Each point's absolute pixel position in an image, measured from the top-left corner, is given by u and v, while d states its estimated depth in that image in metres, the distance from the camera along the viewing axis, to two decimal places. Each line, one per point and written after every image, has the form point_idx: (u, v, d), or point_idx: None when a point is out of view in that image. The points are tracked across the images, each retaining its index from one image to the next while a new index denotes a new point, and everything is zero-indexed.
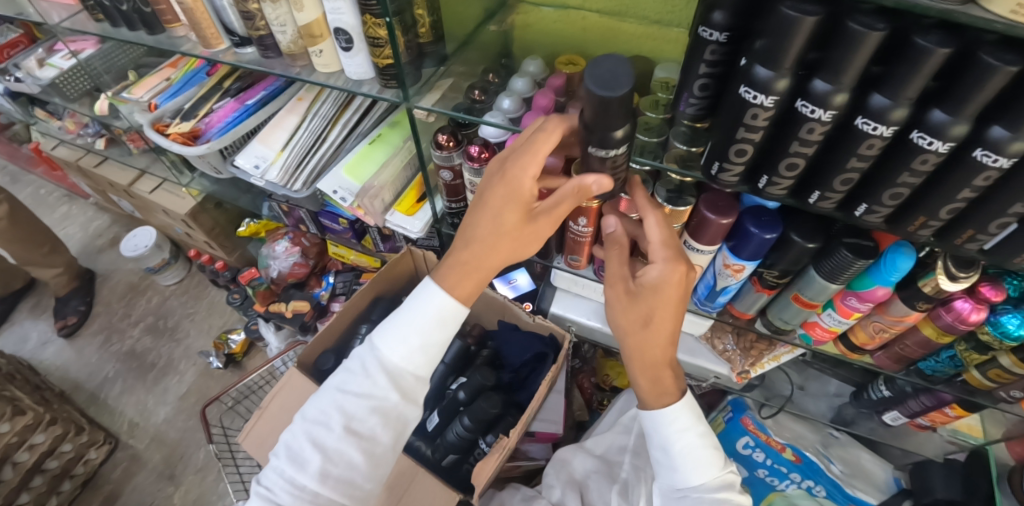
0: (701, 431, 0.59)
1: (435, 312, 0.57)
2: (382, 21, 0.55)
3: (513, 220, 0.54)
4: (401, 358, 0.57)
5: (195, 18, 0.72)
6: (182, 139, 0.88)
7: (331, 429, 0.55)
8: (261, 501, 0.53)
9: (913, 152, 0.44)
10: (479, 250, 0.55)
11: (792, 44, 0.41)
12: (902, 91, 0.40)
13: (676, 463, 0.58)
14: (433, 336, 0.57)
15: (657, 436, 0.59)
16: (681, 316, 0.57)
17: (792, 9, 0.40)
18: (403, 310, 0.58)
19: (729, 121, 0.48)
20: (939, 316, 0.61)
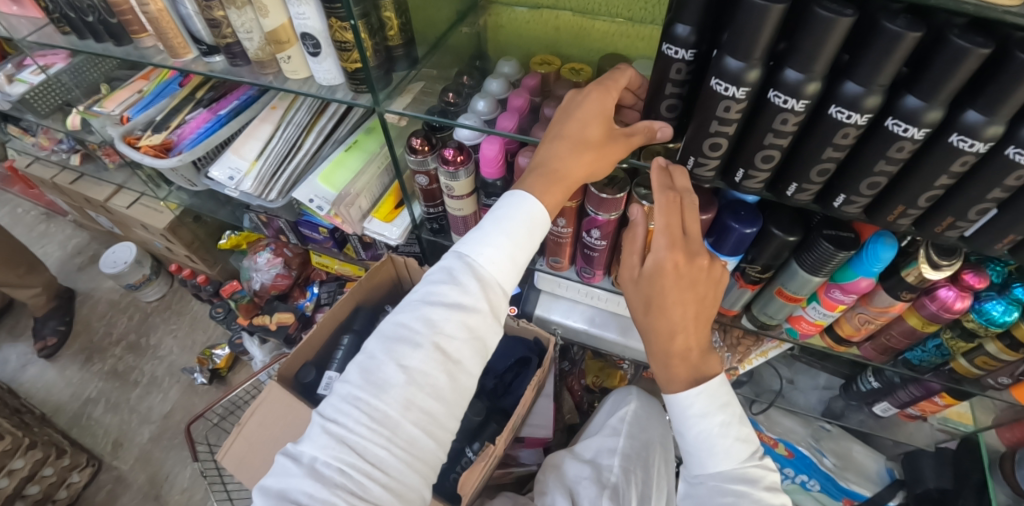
0: (723, 420, 0.53)
1: (525, 217, 0.53)
2: (348, 24, 0.54)
3: (596, 135, 0.54)
4: (491, 265, 0.52)
5: (161, 28, 0.70)
6: (153, 152, 0.86)
7: (417, 346, 0.49)
8: (331, 434, 0.46)
9: (889, 139, 0.43)
10: (564, 155, 0.54)
11: (761, 33, 0.40)
12: (874, 78, 0.40)
13: (693, 450, 0.54)
14: (521, 244, 0.53)
15: (676, 422, 0.55)
16: (694, 304, 0.53)
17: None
18: (486, 224, 0.53)
19: (702, 115, 0.47)
20: (923, 305, 0.61)
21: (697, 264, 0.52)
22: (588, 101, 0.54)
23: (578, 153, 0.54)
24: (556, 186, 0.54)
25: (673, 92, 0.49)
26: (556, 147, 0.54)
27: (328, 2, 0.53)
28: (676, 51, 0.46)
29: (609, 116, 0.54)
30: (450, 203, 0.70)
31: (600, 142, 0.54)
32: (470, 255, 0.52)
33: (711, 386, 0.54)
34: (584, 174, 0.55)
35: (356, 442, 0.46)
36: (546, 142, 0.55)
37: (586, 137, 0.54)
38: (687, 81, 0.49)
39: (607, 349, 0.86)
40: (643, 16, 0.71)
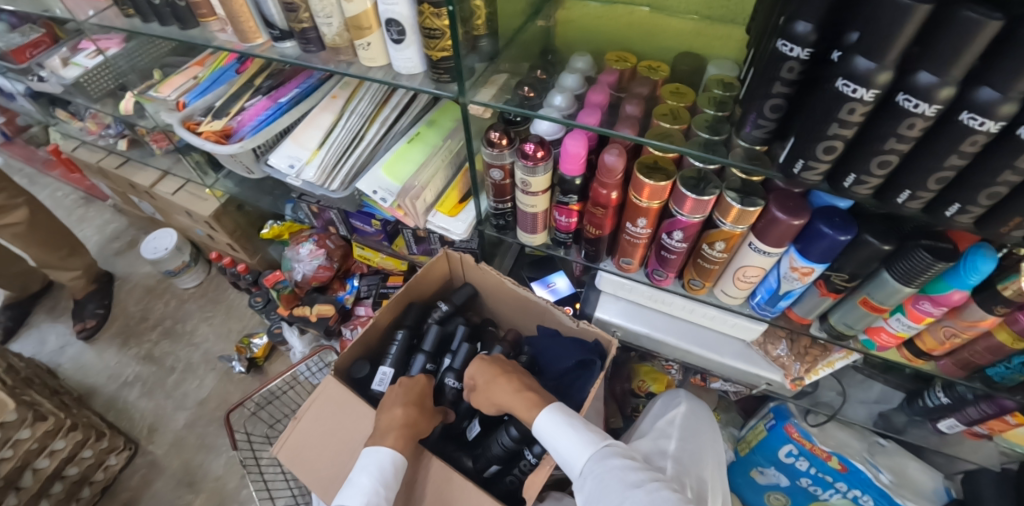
0: (577, 422, 0.65)
1: (382, 461, 0.63)
2: (443, 10, 0.53)
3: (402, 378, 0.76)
4: (365, 503, 0.58)
5: (234, 10, 0.69)
6: (214, 138, 0.85)
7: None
8: None
9: (1020, 148, 0.41)
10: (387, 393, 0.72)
11: (899, 33, 0.38)
12: (1014, 84, 0.38)
13: (565, 451, 0.62)
14: (383, 486, 0.61)
15: (552, 448, 0.64)
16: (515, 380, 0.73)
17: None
18: (348, 484, 0.61)
19: (819, 116, 0.45)
20: (1017, 320, 0.58)
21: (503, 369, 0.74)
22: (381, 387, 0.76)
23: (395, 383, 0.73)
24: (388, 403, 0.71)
25: (783, 93, 0.48)
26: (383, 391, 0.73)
27: None
28: (793, 48, 0.44)
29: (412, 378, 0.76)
30: (523, 199, 0.68)
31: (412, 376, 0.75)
32: (344, 502, 0.58)
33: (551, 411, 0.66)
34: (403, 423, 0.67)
35: None
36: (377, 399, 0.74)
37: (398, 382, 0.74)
38: (802, 82, 0.47)
39: (669, 353, 0.84)
40: (722, 15, 0.72)
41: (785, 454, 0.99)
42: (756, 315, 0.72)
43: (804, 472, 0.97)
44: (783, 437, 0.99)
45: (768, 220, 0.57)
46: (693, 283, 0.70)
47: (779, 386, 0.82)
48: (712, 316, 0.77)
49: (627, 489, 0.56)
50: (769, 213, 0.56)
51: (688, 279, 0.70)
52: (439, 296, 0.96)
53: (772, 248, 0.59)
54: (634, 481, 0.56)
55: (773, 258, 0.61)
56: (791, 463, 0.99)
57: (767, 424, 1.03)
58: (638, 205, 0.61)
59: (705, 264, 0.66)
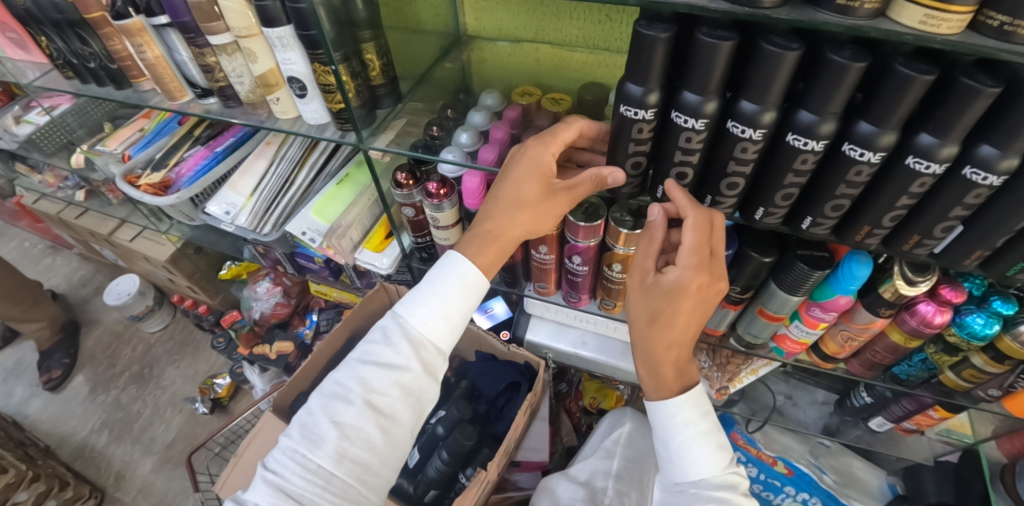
0: (706, 429, 0.55)
1: (458, 279, 0.57)
2: (330, 68, 0.57)
3: (534, 192, 0.55)
4: (423, 324, 0.55)
5: (158, 73, 0.73)
6: (153, 190, 0.88)
7: (351, 402, 0.51)
8: (270, 487, 0.48)
9: (847, 164, 0.44)
10: (502, 220, 0.57)
11: (715, 68, 0.39)
12: (825, 107, 0.40)
13: (681, 451, 0.55)
14: (455, 306, 0.57)
15: (658, 431, 0.57)
16: (696, 319, 0.53)
17: (708, 35, 0.38)
18: (421, 287, 0.57)
19: (666, 145, 0.46)
20: (904, 320, 0.61)
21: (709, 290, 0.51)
22: (520, 161, 0.55)
23: (512, 213, 0.57)
24: (490, 245, 0.58)
25: (641, 150, 0.47)
26: (492, 208, 0.57)
27: (312, 49, 0.55)
28: (636, 112, 0.43)
29: (546, 173, 0.55)
30: (436, 233, 0.72)
31: (540, 198, 0.56)
32: (403, 317, 0.56)
33: (690, 398, 0.56)
34: (523, 232, 0.59)
35: (292, 491, 0.47)
36: (485, 202, 0.59)
37: (522, 196, 0.55)
38: (653, 136, 0.47)
39: (600, 371, 0.88)
40: (618, 47, 0.74)
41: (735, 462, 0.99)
42: None
43: (754, 479, 0.98)
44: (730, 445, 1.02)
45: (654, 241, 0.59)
46: (606, 303, 0.72)
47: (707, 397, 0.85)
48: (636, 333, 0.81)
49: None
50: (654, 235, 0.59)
51: (600, 299, 0.72)
52: None
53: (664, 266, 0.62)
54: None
55: None
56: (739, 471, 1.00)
57: None
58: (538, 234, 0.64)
59: (612, 285, 0.68)
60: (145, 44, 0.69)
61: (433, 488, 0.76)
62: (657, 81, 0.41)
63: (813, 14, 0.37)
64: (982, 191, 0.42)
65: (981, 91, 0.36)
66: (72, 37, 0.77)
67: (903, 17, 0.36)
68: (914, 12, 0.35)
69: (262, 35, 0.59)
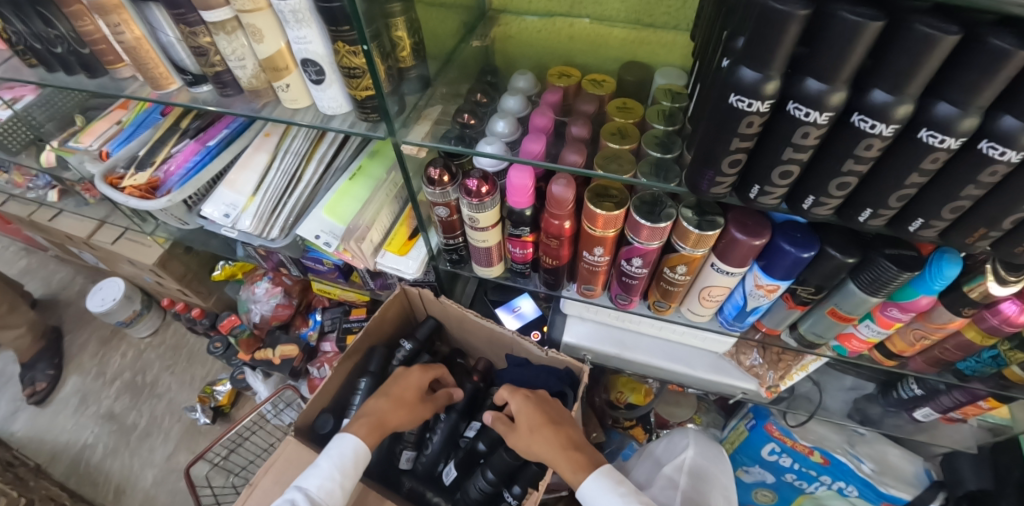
0: (624, 491, 0.58)
1: (355, 452, 0.63)
2: (360, 48, 0.49)
3: (411, 396, 0.72)
4: (326, 492, 0.58)
5: (140, 57, 0.63)
6: (139, 192, 0.78)
7: None
8: None
9: (979, 163, 0.38)
10: (384, 406, 0.70)
11: (852, 52, 0.33)
12: (971, 99, 0.34)
13: None
14: (351, 475, 0.62)
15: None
16: (552, 430, 0.64)
17: (852, 11, 0.32)
18: (317, 462, 0.61)
19: (772, 141, 0.40)
20: (983, 318, 0.57)
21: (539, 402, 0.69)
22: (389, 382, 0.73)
23: (396, 406, 0.70)
24: (372, 427, 0.67)
25: (744, 148, 0.41)
26: (381, 401, 0.70)
27: (334, 25, 0.48)
28: (750, 103, 0.37)
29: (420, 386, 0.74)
30: (473, 235, 0.65)
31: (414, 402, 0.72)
32: (306, 487, 0.58)
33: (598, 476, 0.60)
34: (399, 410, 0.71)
35: None
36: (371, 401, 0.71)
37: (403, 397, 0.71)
38: (760, 134, 0.41)
39: (642, 372, 0.83)
40: (665, 22, 0.67)
41: (768, 452, 1.01)
42: (727, 331, 0.70)
43: (789, 468, 1.01)
44: (764, 436, 1.01)
45: (728, 241, 0.54)
46: (659, 305, 0.67)
47: (755, 395, 0.80)
48: (684, 332, 0.75)
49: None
50: (729, 235, 0.53)
51: (653, 300, 0.67)
52: (401, 334, 0.92)
53: (735, 268, 0.57)
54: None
55: (736, 277, 0.59)
56: (774, 460, 1.02)
57: (748, 425, 1.04)
58: (594, 235, 0.58)
59: (669, 287, 0.63)
60: (123, 24, 0.59)
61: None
62: (779, 68, 0.35)
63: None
64: None
65: None
66: (33, 18, 0.66)
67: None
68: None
69: (270, 9, 0.50)
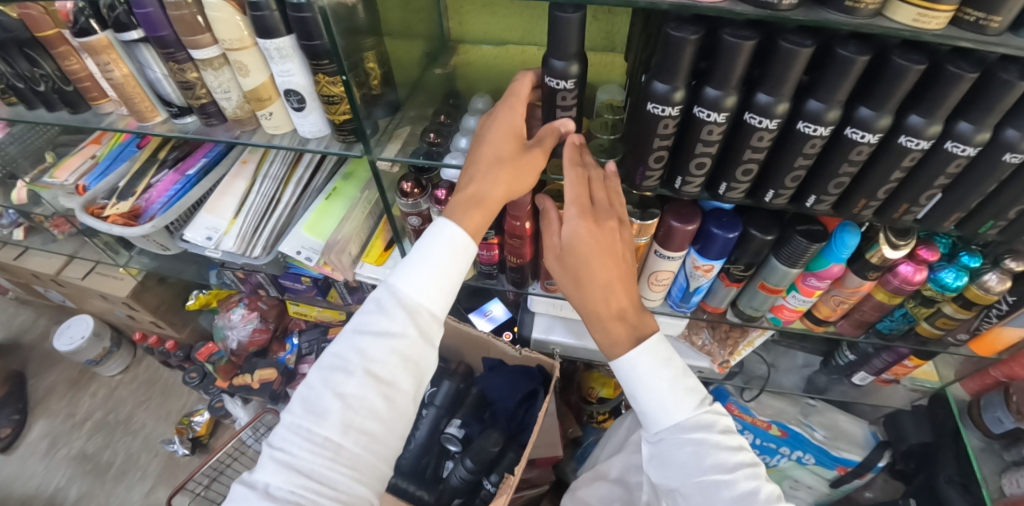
0: (667, 372, 0.55)
1: (447, 246, 0.53)
2: (337, 78, 0.56)
3: (509, 150, 0.55)
4: (414, 291, 0.52)
5: (126, 93, 0.68)
6: (122, 220, 0.82)
7: (351, 373, 0.49)
8: (280, 467, 0.46)
9: (849, 145, 0.48)
10: (479, 177, 0.54)
11: (736, 65, 0.44)
12: (833, 95, 0.45)
13: (644, 406, 0.56)
14: (446, 278, 0.53)
15: (628, 385, 0.57)
16: (618, 269, 0.57)
17: (731, 35, 0.43)
18: (412, 255, 0.53)
19: (686, 138, 0.51)
20: (888, 281, 0.67)
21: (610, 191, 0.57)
22: (484, 144, 0.55)
23: (495, 174, 0.54)
24: (475, 211, 0.54)
25: (665, 145, 0.52)
26: (492, 174, 0.54)
27: (315, 59, 0.55)
28: (663, 108, 0.48)
29: (518, 132, 0.55)
30: None
31: (515, 155, 0.55)
32: (397, 285, 0.52)
33: (649, 346, 0.56)
34: (505, 194, 0.55)
35: (303, 466, 0.46)
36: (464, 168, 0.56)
37: (500, 155, 0.54)
38: (676, 133, 0.52)
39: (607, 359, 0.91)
40: (602, 45, 0.79)
41: (732, 431, 1.06)
42: (677, 312, 0.77)
43: (751, 443, 1.05)
44: (726, 415, 1.06)
45: (666, 229, 0.63)
46: None
47: (710, 372, 0.89)
48: (641, 319, 0.83)
49: (694, 476, 0.53)
50: (666, 223, 0.62)
51: None
52: None
53: (675, 252, 0.65)
54: (701, 475, 0.52)
55: (678, 260, 0.67)
56: (738, 438, 1.07)
57: None
58: None
59: None
60: (112, 62, 0.64)
61: (459, 495, 0.77)
62: (683, 79, 0.46)
63: (823, 14, 0.41)
64: (961, 161, 0.47)
65: (963, 76, 0.42)
66: (17, 59, 0.69)
67: (897, 16, 0.40)
68: (908, 11, 0.39)
69: (255, 47, 0.57)
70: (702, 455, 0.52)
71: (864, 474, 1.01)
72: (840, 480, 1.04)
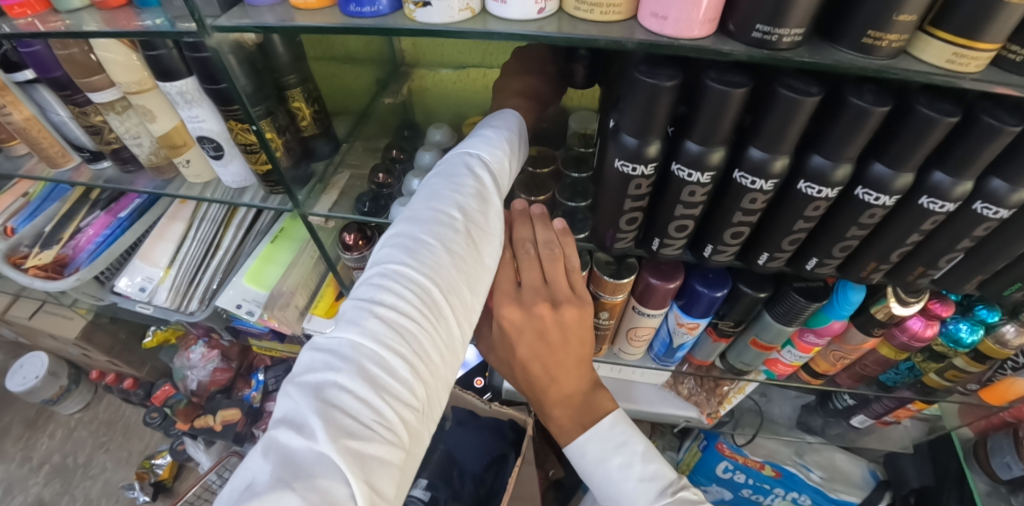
0: (619, 461, 0.51)
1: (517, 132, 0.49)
2: (249, 126, 0.48)
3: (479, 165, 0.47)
4: (502, 162, 0.46)
5: (32, 137, 0.60)
6: (45, 271, 0.75)
7: (454, 228, 0.40)
8: (377, 322, 0.33)
9: (859, 208, 0.41)
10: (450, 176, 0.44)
11: (724, 117, 0.36)
12: (841, 152, 0.37)
13: (603, 497, 0.52)
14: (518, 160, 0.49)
15: (589, 476, 0.53)
16: (567, 357, 0.50)
17: (717, 81, 0.35)
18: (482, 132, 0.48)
19: (664, 199, 0.44)
20: (894, 336, 0.60)
21: (555, 263, 0.47)
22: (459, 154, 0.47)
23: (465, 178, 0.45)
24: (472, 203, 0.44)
25: (638, 206, 0.45)
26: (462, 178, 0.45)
27: (224, 105, 0.47)
28: (634, 167, 0.41)
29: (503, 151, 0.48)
30: None
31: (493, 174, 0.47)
32: (480, 154, 0.46)
33: (602, 428, 0.52)
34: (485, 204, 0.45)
35: (400, 326, 0.34)
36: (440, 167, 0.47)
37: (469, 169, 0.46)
38: (651, 193, 0.44)
39: None
40: None
41: (722, 470, 0.99)
42: (659, 366, 0.70)
43: (743, 484, 0.98)
44: (717, 455, 1.00)
45: (644, 285, 0.55)
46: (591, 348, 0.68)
47: (698, 422, 0.81)
48: (621, 369, 0.75)
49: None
50: (644, 279, 0.55)
51: None
52: None
53: (655, 310, 0.58)
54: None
55: (659, 317, 0.59)
56: (729, 478, 0.99)
57: (700, 446, 1.02)
58: None
59: (597, 332, 0.64)
60: (10, 105, 0.56)
61: None
62: (658, 131, 0.39)
63: (831, 54, 0.33)
64: (992, 224, 0.40)
65: (1004, 129, 0.34)
66: None
67: (928, 55, 0.32)
68: (942, 50, 0.31)
69: (158, 89, 0.49)
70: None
71: None
72: None
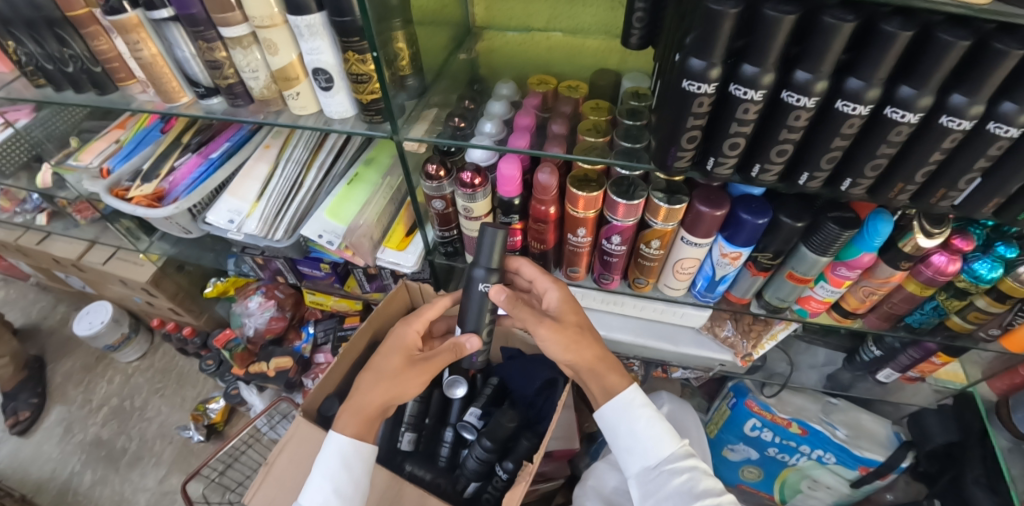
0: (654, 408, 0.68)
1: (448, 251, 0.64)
2: (367, 56, 0.56)
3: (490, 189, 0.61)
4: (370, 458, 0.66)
5: (155, 73, 0.68)
6: (146, 202, 0.83)
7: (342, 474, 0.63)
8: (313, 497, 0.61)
9: (888, 125, 0.47)
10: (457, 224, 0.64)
11: (774, 41, 0.43)
12: (873, 73, 0.44)
13: (645, 437, 0.66)
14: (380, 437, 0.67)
15: (624, 426, 0.67)
16: None
17: (771, 9, 0.42)
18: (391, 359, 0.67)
19: (721, 118, 0.50)
20: (920, 271, 0.65)
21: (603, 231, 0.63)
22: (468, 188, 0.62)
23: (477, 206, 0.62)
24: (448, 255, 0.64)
25: (699, 125, 0.51)
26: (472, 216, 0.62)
27: (345, 36, 0.54)
28: (699, 86, 0.47)
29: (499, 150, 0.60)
30: (467, 224, 0.72)
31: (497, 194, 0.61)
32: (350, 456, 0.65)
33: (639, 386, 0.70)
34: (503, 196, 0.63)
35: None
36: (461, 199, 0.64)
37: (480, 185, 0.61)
38: (710, 112, 0.51)
39: (627, 350, 0.90)
40: None
41: (751, 428, 1.05)
42: (700, 302, 0.77)
43: (772, 442, 1.04)
44: (746, 412, 1.04)
45: (694, 214, 0.62)
46: (638, 281, 0.76)
47: (733, 366, 0.89)
48: (663, 309, 0.82)
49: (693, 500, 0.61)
50: (695, 208, 0.61)
51: (633, 277, 0.76)
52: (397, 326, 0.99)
53: (702, 239, 0.64)
54: (695, 501, 0.61)
55: (704, 248, 0.66)
56: (757, 436, 1.05)
57: (729, 404, 1.07)
58: (577, 216, 0.66)
59: (647, 262, 0.71)
60: (142, 41, 0.64)
61: (473, 480, 0.78)
62: (719, 56, 0.45)
63: None
64: (1004, 143, 0.46)
65: (1011, 52, 0.40)
66: (49, 39, 0.70)
67: None
68: None
69: (285, 24, 0.57)
70: (695, 481, 0.63)
71: (886, 474, 0.99)
72: (861, 480, 1.02)
